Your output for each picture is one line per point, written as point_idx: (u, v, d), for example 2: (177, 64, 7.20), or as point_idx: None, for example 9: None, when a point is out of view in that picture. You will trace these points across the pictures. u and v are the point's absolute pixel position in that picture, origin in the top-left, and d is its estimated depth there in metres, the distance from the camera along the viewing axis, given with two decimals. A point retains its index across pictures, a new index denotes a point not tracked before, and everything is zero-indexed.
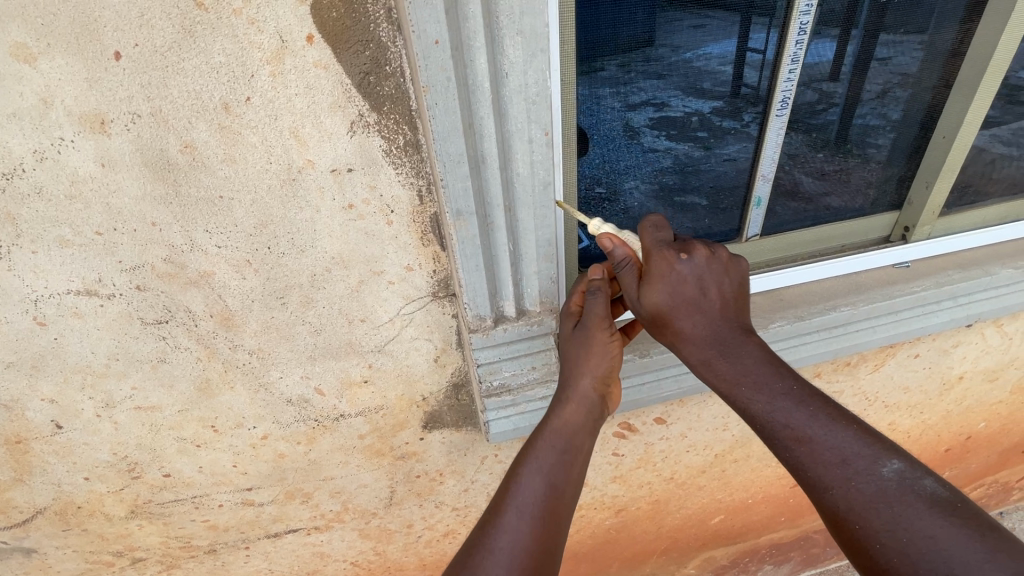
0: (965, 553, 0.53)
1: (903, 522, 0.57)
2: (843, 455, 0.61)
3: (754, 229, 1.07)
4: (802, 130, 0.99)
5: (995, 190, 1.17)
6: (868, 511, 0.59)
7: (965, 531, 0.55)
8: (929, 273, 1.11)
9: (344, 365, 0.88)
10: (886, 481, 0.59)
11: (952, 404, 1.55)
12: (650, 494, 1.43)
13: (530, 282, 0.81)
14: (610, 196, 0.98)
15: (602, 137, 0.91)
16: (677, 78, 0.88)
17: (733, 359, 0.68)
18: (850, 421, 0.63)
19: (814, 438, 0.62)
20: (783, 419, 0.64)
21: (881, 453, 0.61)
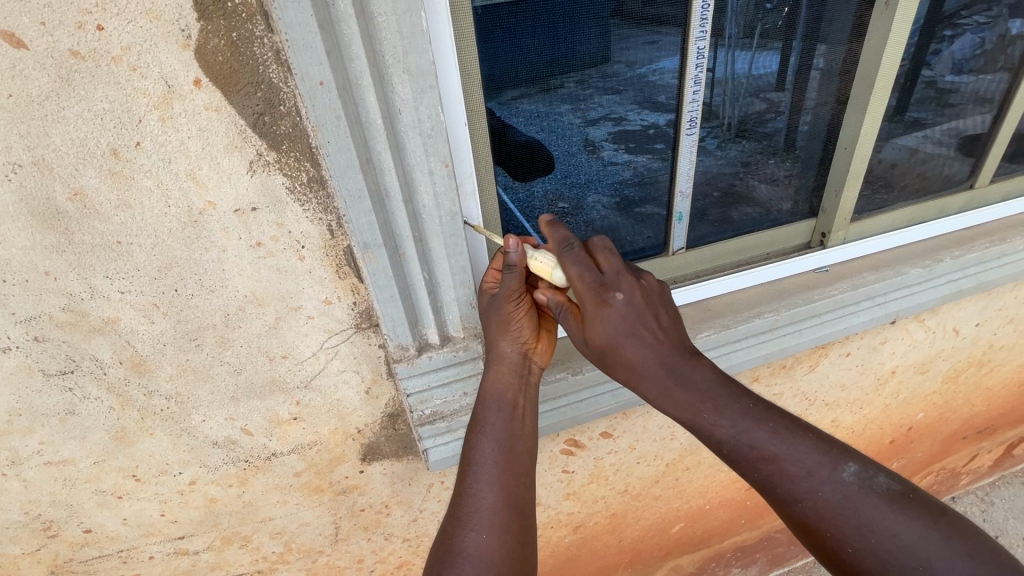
0: (922, 543, 0.59)
1: (865, 522, 0.61)
2: (809, 468, 0.64)
3: (679, 243, 1.11)
4: (754, 137, 1.06)
5: (906, 194, 1.23)
6: (837, 517, 0.62)
7: (921, 521, 0.60)
8: (846, 276, 1.16)
9: (271, 403, 0.87)
10: (848, 485, 0.63)
11: (890, 397, 1.62)
12: (606, 508, 1.44)
13: (450, 308, 0.81)
14: (574, 210, 1.02)
15: (563, 153, 0.94)
16: (632, 92, 0.92)
17: (693, 382, 0.69)
18: (805, 429, 0.67)
19: (780, 456, 0.65)
20: (749, 438, 0.66)
21: (838, 458, 0.64)
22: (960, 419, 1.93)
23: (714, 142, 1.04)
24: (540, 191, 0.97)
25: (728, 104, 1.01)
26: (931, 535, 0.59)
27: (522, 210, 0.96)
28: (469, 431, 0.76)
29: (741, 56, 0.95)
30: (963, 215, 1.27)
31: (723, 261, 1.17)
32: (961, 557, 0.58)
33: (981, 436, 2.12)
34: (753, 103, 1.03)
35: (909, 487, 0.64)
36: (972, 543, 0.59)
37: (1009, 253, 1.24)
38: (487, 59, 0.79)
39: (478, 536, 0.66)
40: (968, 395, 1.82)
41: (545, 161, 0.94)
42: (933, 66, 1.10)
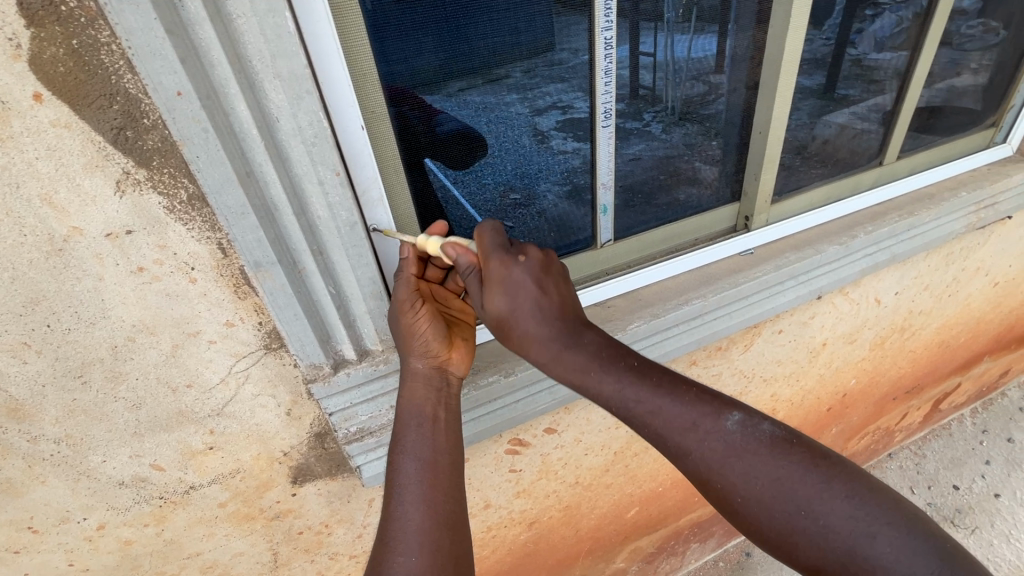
0: (801, 482, 0.62)
1: (750, 469, 0.64)
2: (691, 419, 0.66)
3: (607, 235, 1.10)
4: (696, 121, 1.08)
5: (822, 173, 1.27)
6: (722, 465, 0.65)
7: (804, 464, 0.63)
8: (769, 258, 1.19)
9: (180, 435, 0.81)
10: (732, 434, 0.65)
11: (823, 368, 1.69)
12: (559, 501, 1.44)
13: (364, 321, 0.77)
14: (526, 201, 1.00)
15: (512, 143, 0.92)
16: (579, 80, 0.91)
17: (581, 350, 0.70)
18: (693, 387, 0.69)
19: (662, 408, 0.67)
20: (631, 397, 0.68)
21: (721, 408, 0.67)
22: (890, 381, 2.04)
23: (659, 127, 1.05)
24: (491, 183, 0.95)
25: (671, 89, 1.03)
26: (812, 475, 0.62)
27: (473, 204, 0.94)
28: (392, 450, 0.73)
29: (678, 43, 0.98)
30: (875, 191, 1.32)
31: (652, 250, 1.18)
32: (845, 496, 0.60)
33: (910, 395, 2.26)
34: (691, 86, 1.04)
35: (796, 434, 0.67)
36: (855, 480, 0.62)
37: (918, 225, 1.30)
38: (420, 53, 0.75)
39: (407, 560, 0.63)
40: (895, 359, 1.93)
41: (494, 153, 0.92)
42: (859, 44, 1.15)
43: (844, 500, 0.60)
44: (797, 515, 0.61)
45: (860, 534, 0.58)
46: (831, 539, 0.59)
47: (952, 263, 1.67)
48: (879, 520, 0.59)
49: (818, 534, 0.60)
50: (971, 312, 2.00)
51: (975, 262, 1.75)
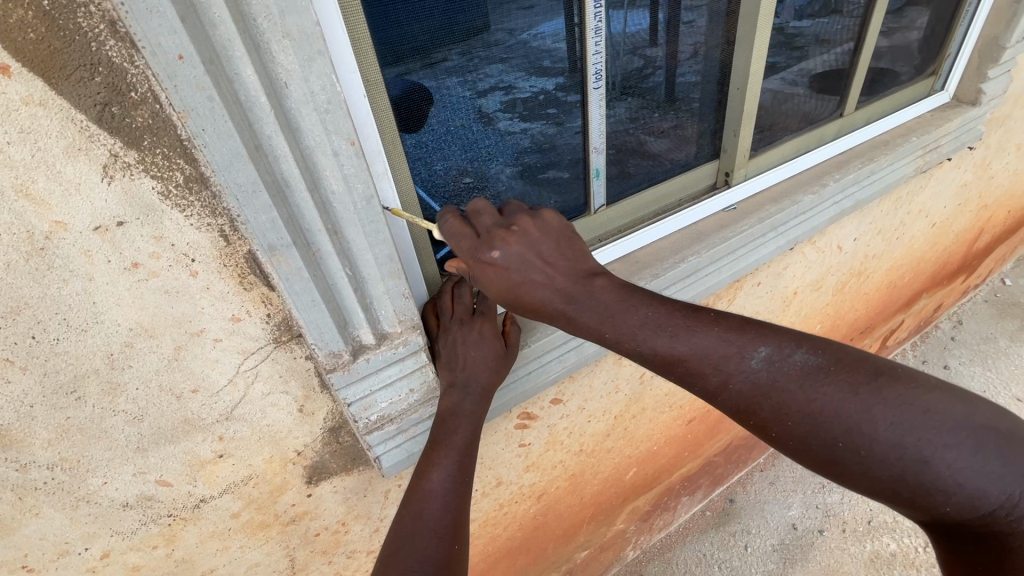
0: (846, 408, 0.59)
1: (791, 402, 0.61)
2: (713, 362, 0.64)
3: (600, 200, 1.13)
4: (637, 94, 1.07)
5: (788, 127, 1.33)
6: (753, 404, 0.63)
7: (845, 394, 0.60)
8: (752, 211, 1.23)
9: (187, 446, 0.75)
10: (758, 371, 0.63)
11: (794, 316, 1.79)
12: (565, 471, 1.46)
13: (381, 303, 0.74)
14: (479, 184, 0.99)
15: (458, 128, 0.90)
16: (518, 59, 0.88)
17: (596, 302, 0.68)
18: (714, 322, 0.66)
19: (680, 356, 0.65)
20: (660, 343, 0.65)
21: (746, 346, 0.64)
22: (848, 323, 2.19)
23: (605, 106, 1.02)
24: (443, 169, 0.92)
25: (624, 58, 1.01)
26: (859, 404, 0.59)
27: (426, 191, 0.92)
28: (424, 465, 0.77)
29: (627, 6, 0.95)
30: (838, 141, 1.39)
31: (641, 212, 1.20)
32: (896, 419, 0.58)
33: (864, 335, 2.44)
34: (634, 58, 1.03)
35: (837, 355, 0.63)
36: (904, 402, 0.59)
37: (877, 171, 1.39)
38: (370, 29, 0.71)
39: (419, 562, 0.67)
40: (853, 302, 2.06)
41: (440, 139, 0.89)
42: (781, 14, 1.13)
43: (895, 427, 0.58)
44: (845, 443, 0.59)
45: (918, 453, 0.57)
46: (882, 461, 0.58)
47: (900, 207, 1.80)
48: (932, 439, 0.57)
49: (870, 457, 0.59)
50: (914, 252, 2.17)
51: (918, 205, 1.89)
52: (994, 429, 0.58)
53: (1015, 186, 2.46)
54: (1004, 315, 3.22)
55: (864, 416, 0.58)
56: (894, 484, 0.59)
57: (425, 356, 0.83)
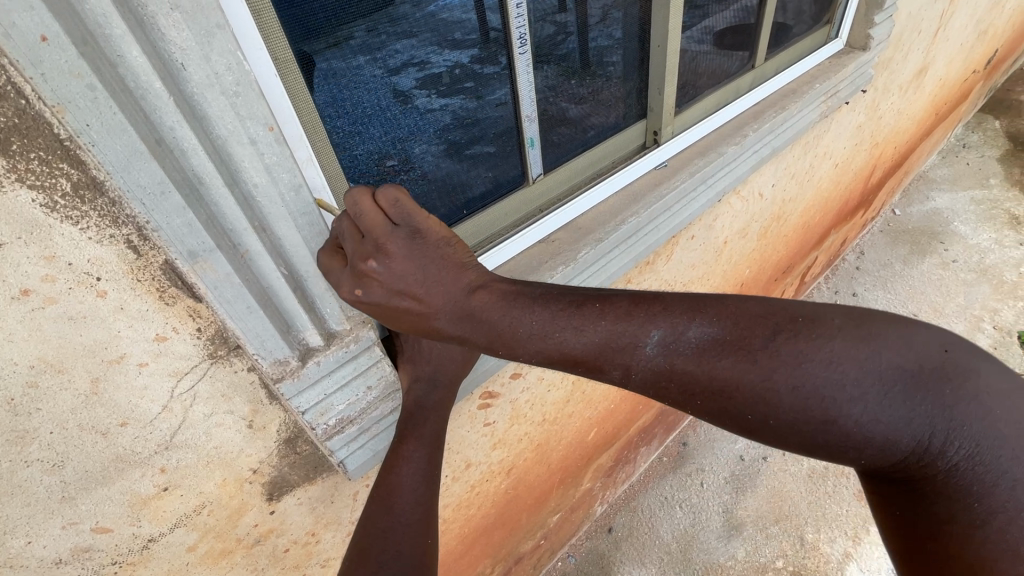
0: (750, 380, 0.56)
1: (692, 390, 0.59)
2: (610, 351, 0.61)
3: (537, 169, 1.12)
4: (553, 62, 1.04)
5: (706, 82, 1.36)
6: (659, 388, 0.61)
7: (746, 364, 0.56)
8: (683, 167, 1.27)
9: (123, 485, 0.67)
10: (656, 355, 0.60)
11: (726, 264, 1.90)
12: (531, 441, 1.48)
13: (326, 301, 0.69)
14: (404, 165, 0.93)
15: (375, 110, 0.85)
16: (427, 34, 0.84)
17: (478, 334, 0.64)
18: (600, 309, 0.62)
19: (574, 351, 0.62)
20: (542, 350, 0.62)
21: (638, 328, 0.60)
22: (772, 265, 2.35)
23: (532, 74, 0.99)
24: (364, 154, 0.87)
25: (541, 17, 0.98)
26: (754, 375, 0.56)
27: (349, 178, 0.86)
28: (392, 459, 0.74)
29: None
30: (752, 93, 1.45)
31: (578, 178, 1.20)
32: (805, 382, 0.54)
33: (786, 274, 2.64)
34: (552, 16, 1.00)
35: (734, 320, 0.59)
36: (812, 343, 0.55)
37: (789, 118, 1.47)
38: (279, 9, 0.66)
39: (393, 559, 0.67)
40: (775, 244, 2.21)
41: (355, 121, 0.83)
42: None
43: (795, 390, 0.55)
44: (764, 427, 0.58)
45: (826, 413, 0.55)
46: (797, 441, 0.57)
47: (808, 151, 1.92)
48: (840, 397, 0.54)
49: (780, 436, 0.58)
50: (822, 193, 2.34)
51: (824, 148, 2.03)
52: (906, 367, 0.54)
53: (899, 124, 2.71)
54: (897, 242, 3.59)
55: (768, 383, 0.56)
56: (812, 452, 0.57)
57: (379, 350, 0.79)
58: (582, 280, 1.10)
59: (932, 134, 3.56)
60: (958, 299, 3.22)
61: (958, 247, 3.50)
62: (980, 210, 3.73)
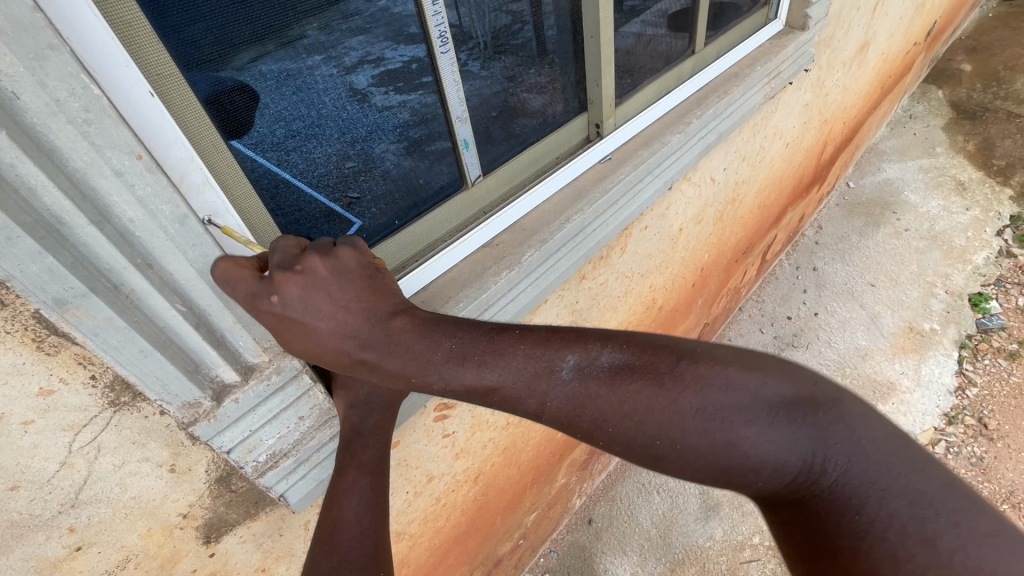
0: (653, 408, 0.56)
1: (597, 413, 0.58)
2: (525, 377, 0.59)
3: (474, 170, 1.07)
4: (511, 52, 1.06)
5: (647, 70, 1.34)
6: (570, 417, 0.59)
7: (645, 391, 0.56)
8: (627, 160, 1.24)
9: (26, 551, 0.62)
10: (567, 384, 0.58)
11: (683, 251, 1.90)
12: (497, 446, 1.45)
13: (236, 333, 0.64)
14: (365, 165, 0.93)
15: (332, 109, 0.85)
16: (382, 29, 0.84)
17: (397, 339, 0.60)
18: (518, 341, 0.61)
19: (491, 381, 0.59)
20: (449, 381, 0.60)
21: (555, 355, 0.59)
22: (731, 248, 2.36)
23: (477, 64, 1.01)
24: (322, 155, 0.86)
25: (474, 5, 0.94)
26: (658, 400, 0.56)
27: (309, 182, 0.85)
28: (332, 493, 0.70)
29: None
30: (693, 79, 1.43)
31: (521, 176, 1.17)
32: (692, 408, 0.55)
33: (746, 255, 2.68)
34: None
35: (641, 351, 0.59)
36: (709, 372, 0.56)
37: (733, 102, 1.46)
38: (195, 17, 0.62)
39: None
40: (732, 227, 2.22)
41: (313, 124, 0.83)
42: None
43: (698, 414, 0.55)
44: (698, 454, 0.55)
45: (725, 437, 0.55)
46: (697, 462, 0.56)
47: (758, 133, 1.93)
48: (731, 423, 0.54)
49: (690, 454, 0.56)
50: (774, 174, 2.36)
51: (772, 129, 2.04)
52: (785, 393, 0.55)
53: (846, 100, 2.76)
54: (853, 214, 3.68)
55: (675, 406, 0.56)
56: (714, 478, 0.57)
57: (310, 378, 0.74)
58: (529, 283, 1.07)
59: (878, 108, 3.65)
60: (911, 266, 3.32)
61: (909, 216, 3.60)
62: (928, 178, 3.85)
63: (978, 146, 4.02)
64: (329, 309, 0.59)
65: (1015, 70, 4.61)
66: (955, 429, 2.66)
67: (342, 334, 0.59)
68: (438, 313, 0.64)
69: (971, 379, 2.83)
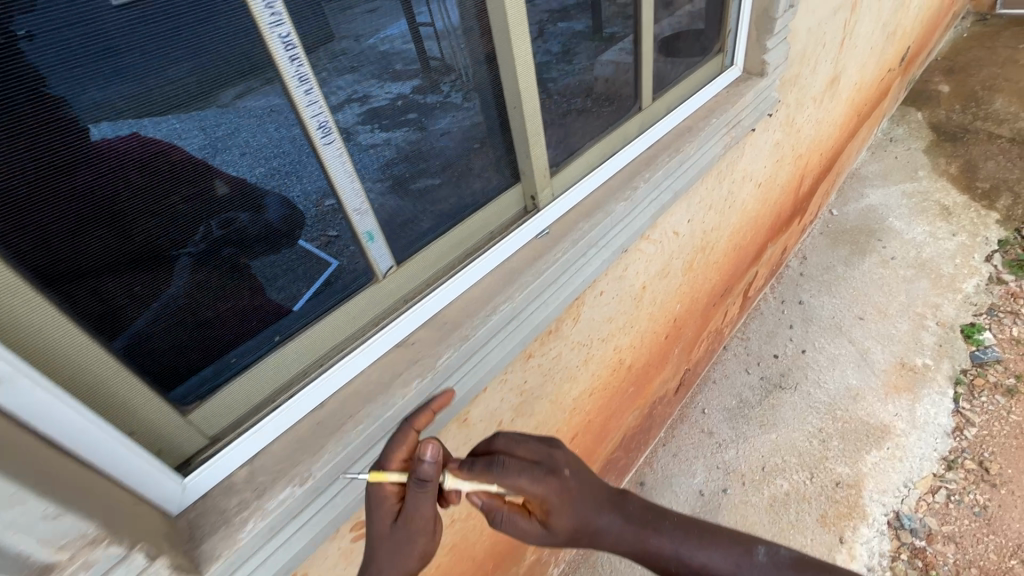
0: (752, 574, 0.79)
1: (716, 572, 0.80)
2: (682, 537, 0.81)
3: (385, 262, 0.94)
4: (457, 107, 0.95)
5: (589, 132, 1.23)
6: (706, 571, 0.80)
7: (717, 557, 0.80)
8: (566, 233, 1.13)
9: None
10: (713, 557, 0.80)
11: (649, 307, 1.78)
12: (440, 546, 1.30)
13: (11, 544, 0.50)
14: (353, 204, 0.86)
15: (302, 151, 0.77)
16: (371, 67, 0.78)
17: (596, 518, 0.79)
18: (663, 514, 0.84)
19: (647, 539, 0.80)
20: (621, 538, 0.80)
21: (688, 524, 0.83)
22: (705, 294, 2.25)
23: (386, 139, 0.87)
24: (299, 196, 0.79)
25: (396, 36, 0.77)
26: (754, 565, 0.80)
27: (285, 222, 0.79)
28: None
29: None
30: (641, 138, 1.32)
31: (446, 259, 1.05)
32: (780, 567, 0.80)
33: (725, 297, 2.56)
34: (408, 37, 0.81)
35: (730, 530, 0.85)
36: (791, 560, 0.81)
37: (686, 159, 1.35)
38: (77, 94, 0.53)
39: None
40: (704, 274, 2.11)
41: (291, 165, 0.76)
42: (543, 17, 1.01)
43: (781, 563, 0.80)
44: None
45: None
46: None
47: (724, 180, 1.82)
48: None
49: None
50: (747, 215, 2.26)
51: (740, 173, 1.94)
52: (828, 567, 0.81)
53: (820, 133, 2.68)
54: (837, 243, 3.58)
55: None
56: None
57: (150, 552, 0.62)
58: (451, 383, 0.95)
59: (856, 135, 3.59)
60: (900, 298, 3.21)
61: (894, 243, 3.50)
62: (912, 203, 3.76)
63: (961, 168, 3.95)
64: (597, 507, 0.79)
65: (992, 90, 4.58)
66: (955, 475, 2.51)
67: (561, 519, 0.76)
68: (618, 492, 0.85)
69: (968, 418, 2.69)
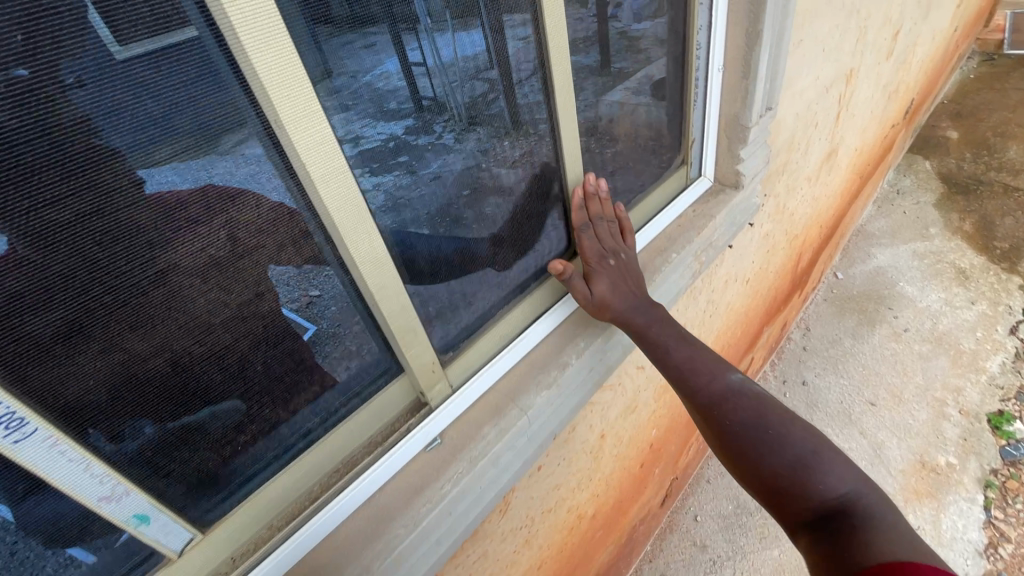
0: (775, 417, 0.86)
1: (780, 425, 0.85)
2: (722, 385, 0.93)
3: (177, 539, 0.61)
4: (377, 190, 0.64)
5: (506, 292, 0.94)
6: (726, 399, 0.91)
7: (758, 396, 0.91)
8: (463, 445, 0.84)
9: None
10: (739, 384, 0.93)
11: (612, 450, 1.48)
12: None
13: None
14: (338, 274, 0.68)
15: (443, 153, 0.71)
16: (372, 106, 0.60)
17: (664, 341, 0.98)
18: (713, 357, 0.98)
19: (705, 377, 0.94)
20: (669, 357, 0.97)
21: (730, 368, 0.97)
22: None
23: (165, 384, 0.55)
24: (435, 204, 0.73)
25: (181, 201, 0.47)
26: (800, 424, 0.85)
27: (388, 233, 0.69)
28: None
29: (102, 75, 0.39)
30: (573, 292, 1.05)
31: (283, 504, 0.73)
32: (794, 421, 0.85)
33: None
34: (189, 182, 0.46)
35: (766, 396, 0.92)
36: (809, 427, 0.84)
37: None
38: None
39: None
40: None
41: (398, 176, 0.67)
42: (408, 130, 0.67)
43: (831, 456, 0.80)
44: (769, 423, 0.86)
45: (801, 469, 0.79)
46: (791, 453, 0.81)
47: (702, 295, 1.53)
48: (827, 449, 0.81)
49: (821, 476, 0.77)
50: (735, 313, 1.97)
51: (723, 279, 1.65)
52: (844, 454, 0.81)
53: (817, 209, 2.40)
54: (843, 311, 3.26)
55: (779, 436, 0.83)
56: (790, 480, 0.79)
57: None
58: None
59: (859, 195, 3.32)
60: (915, 379, 2.87)
61: (907, 313, 3.18)
62: (924, 265, 3.45)
63: (976, 225, 3.64)
64: (675, 336, 0.99)
65: (1005, 137, 4.30)
66: None
67: (641, 322, 0.99)
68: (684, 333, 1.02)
69: (1001, 532, 2.33)
